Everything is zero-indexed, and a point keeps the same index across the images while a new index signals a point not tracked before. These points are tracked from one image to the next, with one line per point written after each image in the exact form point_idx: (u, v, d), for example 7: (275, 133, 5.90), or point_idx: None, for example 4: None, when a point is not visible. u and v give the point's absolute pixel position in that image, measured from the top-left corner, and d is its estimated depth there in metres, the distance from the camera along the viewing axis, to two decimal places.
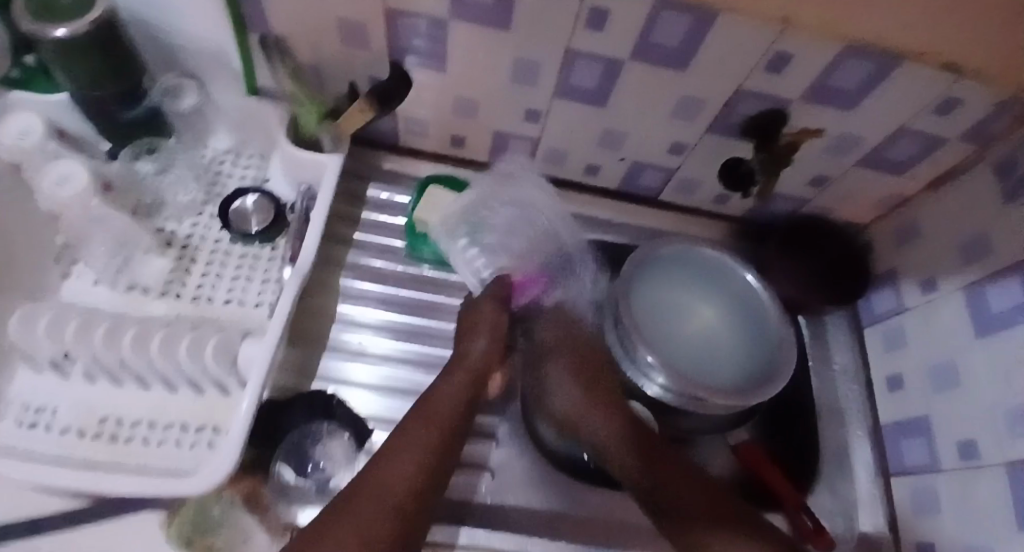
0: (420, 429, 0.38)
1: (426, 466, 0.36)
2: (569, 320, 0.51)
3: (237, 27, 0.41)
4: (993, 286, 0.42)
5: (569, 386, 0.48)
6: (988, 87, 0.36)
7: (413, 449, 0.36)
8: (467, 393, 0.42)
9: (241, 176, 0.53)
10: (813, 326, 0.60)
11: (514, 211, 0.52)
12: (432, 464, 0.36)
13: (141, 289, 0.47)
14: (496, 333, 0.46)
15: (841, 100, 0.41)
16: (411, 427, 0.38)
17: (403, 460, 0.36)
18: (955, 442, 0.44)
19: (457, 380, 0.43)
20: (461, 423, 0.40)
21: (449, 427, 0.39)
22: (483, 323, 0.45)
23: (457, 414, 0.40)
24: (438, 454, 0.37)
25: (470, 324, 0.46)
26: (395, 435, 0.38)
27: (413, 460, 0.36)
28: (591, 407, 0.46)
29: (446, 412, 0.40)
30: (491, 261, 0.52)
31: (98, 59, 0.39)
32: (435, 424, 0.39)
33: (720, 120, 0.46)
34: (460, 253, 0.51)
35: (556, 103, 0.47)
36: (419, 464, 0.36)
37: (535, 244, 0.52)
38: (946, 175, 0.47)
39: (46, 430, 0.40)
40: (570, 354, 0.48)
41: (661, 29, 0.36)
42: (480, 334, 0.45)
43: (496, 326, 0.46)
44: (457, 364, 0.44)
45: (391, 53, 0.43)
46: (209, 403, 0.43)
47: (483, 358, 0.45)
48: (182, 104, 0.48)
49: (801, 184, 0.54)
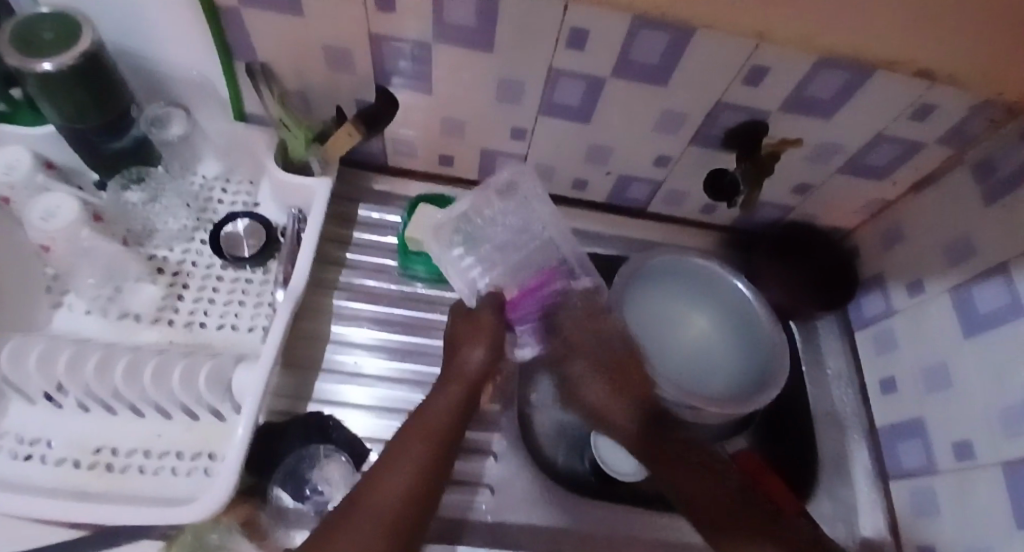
0: (412, 446, 0.37)
1: (418, 485, 0.36)
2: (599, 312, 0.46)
3: (223, 55, 0.42)
4: (980, 288, 0.42)
5: (599, 383, 0.45)
6: (960, 92, 0.37)
7: (405, 468, 0.36)
8: (463, 404, 0.42)
9: (232, 202, 0.53)
10: (805, 331, 0.60)
11: (509, 222, 0.47)
12: (424, 482, 0.36)
13: (133, 317, 0.47)
14: (496, 342, 0.44)
15: (819, 110, 0.42)
16: (403, 444, 0.38)
17: (394, 478, 0.35)
18: (950, 442, 0.44)
19: (453, 392, 0.42)
20: (455, 435, 0.40)
21: (443, 441, 0.39)
22: (482, 332, 0.44)
23: (451, 430, 0.40)
24: (430, 470, 0.37)
25: (469, 334, 0.44)
26: (387, 453, 0.37)
27: (404, 479, 0.35)
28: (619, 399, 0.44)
29: (441, 425, 0.39)
30: (487, 270, 0.48)
31: (84, 91, 0.39)
32: (428, 442, 0.38)
33: (702, 132, 0.47)
34: (455, 263, 0.48)
35: (541, 120, 0.47)
36: (410, 483, 0.35)
37: (533, 258, 0.47)
38: (927, 179, 0.48)
39: (40, 463, 0.40)
40: (591, 353, 0.45)
41: (640, 46, 0.37)
42: (480, 342, 0.44)
43: (495, 336, 0.44)
44: (454, 376, 0.43)
45: (378, 76, 0.44)
46: (203, 430, 0.43)
47: (482, 368, 0.43)
48: (170, 132, 0.48)
49: (785, 192, 0.55)
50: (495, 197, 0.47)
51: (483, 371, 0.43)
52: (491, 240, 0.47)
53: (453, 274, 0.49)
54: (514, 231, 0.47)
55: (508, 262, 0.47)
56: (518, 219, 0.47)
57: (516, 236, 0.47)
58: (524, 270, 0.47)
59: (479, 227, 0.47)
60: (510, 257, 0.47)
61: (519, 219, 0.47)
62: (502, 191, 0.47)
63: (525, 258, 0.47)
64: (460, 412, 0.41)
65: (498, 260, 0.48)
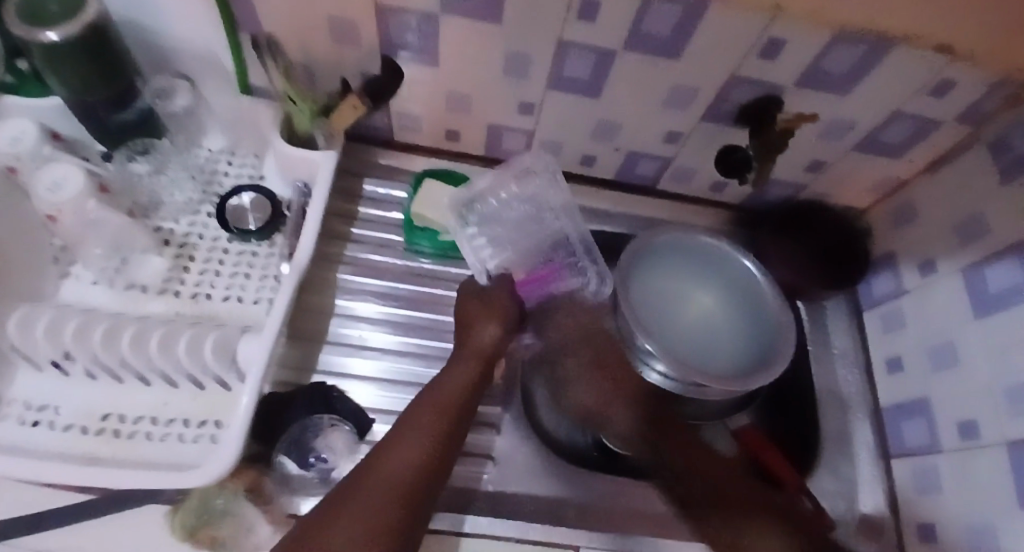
0: (427, 417, 0.38)
1: (433, 454, 0.36)
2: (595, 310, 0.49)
3: (228, 27, 0.41)
4: (991, 267, 0.41)
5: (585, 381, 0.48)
6: (981, 68, 0.36)
7: (419, 437, 0.36)
8: (476, 378, 0.42)
9: (237, 175, 0.53)
10: (812, 311, 0.60)
11: (523, 207, 0.52)
12: (438, 452, 0.36)
13: (140, 288, 0.47)
14: (508, 320, 0.45)
15: (834, 85, 0.41)
16: (417, 416, 0.38)
17: (410, 446, 0.36)
18: (956, 423, 0.43)
19: (468, 367, 0.43)
20: (468, 410, 0.40)
21: (457, 413, 0.39)
22: (496, 310, 0.45)
23: (464, 403, 0.40)
24: (443, 443, 0.37)
25: (482, 310, 0.45)
26: (400, 424, 0.38)
27: (420, 448, 0.36)
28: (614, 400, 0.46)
29: (455, 399, 0.40)
30: (498, 252, 0.51)
31: (89, 60, 0.39)
32: (441, 414, 0.38)
33: (714, 108, 0.46)
34: (467, 242, 0.51)
35: (549, 95, 0.47)
36: (425, 452, 0.36)
37: (541, 239, 0.51)
38: (943, 158, 0.47)
39: (49, 429, 0.40)
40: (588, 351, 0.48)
41: (652, 18, 0.36)
42: (493, 319, 0.45)
43: (506, 313, 0.45)
44: (467, 352, 0.43)
45: (384, 49, 0.43)
46: (209, 398, 0.43)
47: (494, 344, 0.44)
48: (174, 104, 0.48)
49: (797, 170, 0.54)
50: (515, 181, 0.52)
51: (495, 347, 0.44)
52: (505, 221, 0.51)
53: (465, 251, 0.51)
54: (527, 214, 0.51)
55: (521, 242, 0.51)
56: (530, 202, 0.52)
57: (529, 218, 0.51)
58: (534, 252, 0.51)
59: (496, 209, 0.51)
60: (523, 239, 0.51)
61: (533, 203, 0.52)
62: (519, 177, 0.52)
63: (537, 238, 0.51)
64: (473, 387, 0.41)
65: (509, 245, 0.51)
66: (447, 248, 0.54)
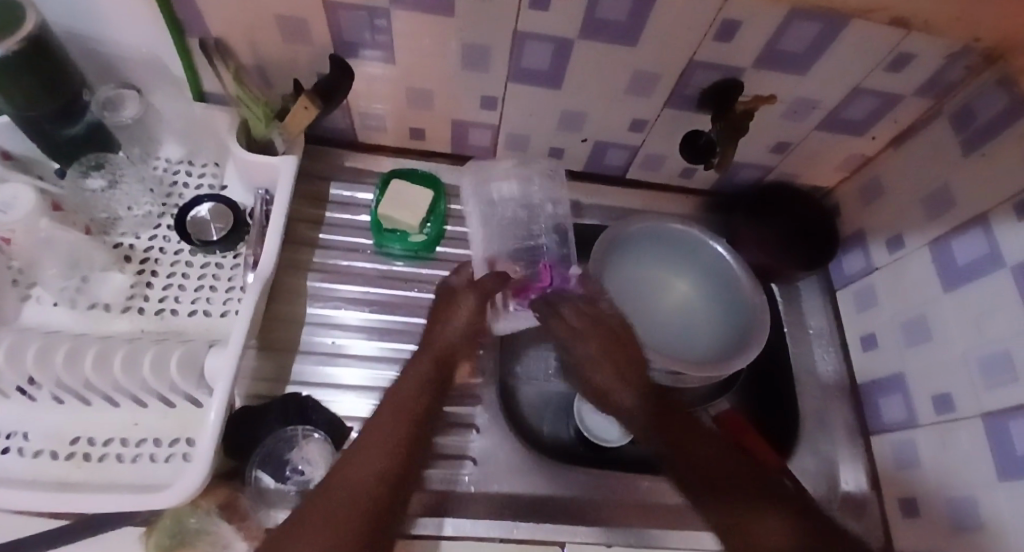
0: (385, 426, 0.37)
1: (398, 464, 0.35)
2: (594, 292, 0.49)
3: (174, 32, 0.40)
4: (958, 239, 0.42)
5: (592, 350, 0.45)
6: (937, 39, 0.36)
7: (381, 444, 0.36)
8: (438, 382, 0.42)
9: (198, 185, 0.52)
10: (787, 292, 0.60)
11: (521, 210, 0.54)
12: (403, 461, 0.36)
13: (102, 306, 0.46)
14: (474, 320, 0.45)
15: (794, 64, 0.41)
16: (375, 426, 0.37)
17: (370, 460, 0.34)
18: (931, 396, 0.44)
19: (425, 369, 0.42)
20: (431, 412, 0.40)
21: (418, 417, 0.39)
22: (459, 310, 0.45)
23: (426, 406, 0.40)
24: (409, 444, 0.37)
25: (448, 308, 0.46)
26: (361, 434, 0.37)
27: (385, 458, 0.35)
28: (624, 382, 0.43)
29: (418, 404, 0.39)
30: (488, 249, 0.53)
31: (33, 77, 0.38)
32: (403, 414, 0.38)
33: (676, 93, 0.45)
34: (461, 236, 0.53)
35: (511, 87, 0.46)
36: (388, 462, 0.35)
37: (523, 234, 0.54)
38: (907, 132, 0.47)
39: (18, 455, 0.39)
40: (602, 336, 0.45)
41: (607, 4, 0.35)
42: (456, 316, 0.45)
43: (471, 313, 0.45)
44: (424, 350, 0.43)
45: (339, 48, 0.42)
46: (179, 416, 0.42)
47: (457, 340, 0.44)
48: (123, 115, 0.46)
49: (764, 152, 0.53)
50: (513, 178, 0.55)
51: (455, 348, 0.44)
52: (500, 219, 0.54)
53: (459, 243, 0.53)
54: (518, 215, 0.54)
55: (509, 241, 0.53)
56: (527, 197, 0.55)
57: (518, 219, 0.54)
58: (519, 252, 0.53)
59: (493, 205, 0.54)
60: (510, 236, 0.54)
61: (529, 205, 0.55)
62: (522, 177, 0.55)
63: (520, 238, 0.53)
64: (437, 389, 0.41)
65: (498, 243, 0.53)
66: (419, 249, 0.54)
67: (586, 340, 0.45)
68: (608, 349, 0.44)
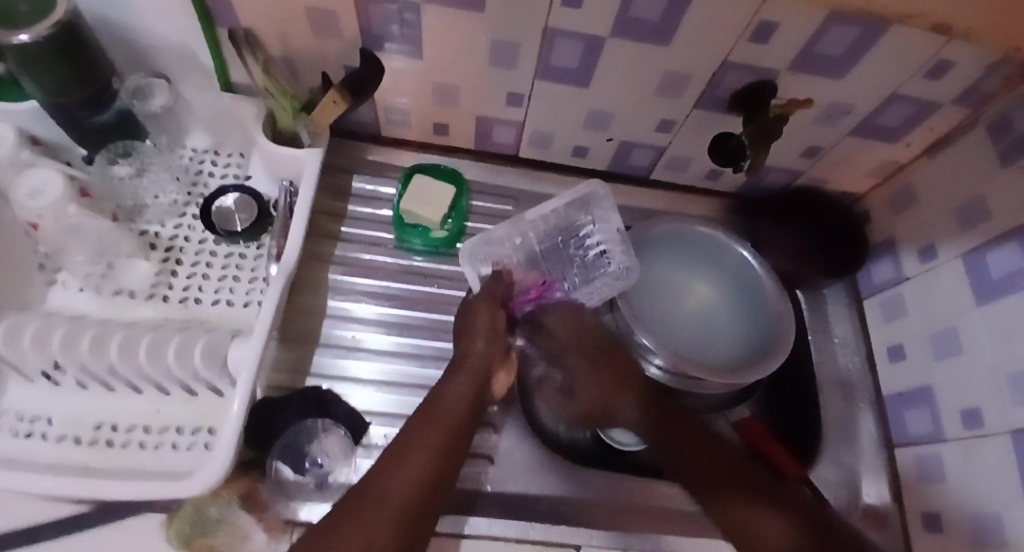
0: (424, 437, 0.37)
1: (433, 468, 0.36)
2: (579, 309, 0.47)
3: (204, 23, 0.40)
4: (993, 252, 0.41)
5: (588, 373, 0.46)
6: (982, 47, 0.35)
7: (419, 453, 0.36)
8: (473, 395, 0.42)
9: (223, 174, 0.52)
10: (811, 300, 0.59)
11: (580, 218, 0.51)
12: (436, 473, 0.36)
13: (127, 293, 0.46)
14: (495, 333, 0.44)
15: (830, 68, 0.40)
16: (412, 436, 0.37)
17: (406, 468, 0.35)
18: (959, 410, 0.43)
19: (460, 383, 0.42)
20: (466, 426, 0.40)
21: (454, 431, 0.39)
22: (478, 324, 0.44)
23: (462, 418, 0.40)
24: (444, 457, 0.37)
25: (467, 325, 0.45)
26: (394, 443, 0.37)
27: (418, 462, 0.36)
28: (619, 395, 0.45)
29: (451, 416, 0.40)
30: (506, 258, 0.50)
31: (66, 64, 0.38)
32: (439, 427, 0.38)
33: (707, 95, 0.45)
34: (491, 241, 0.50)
35: (538, 85, 0.45)
36: (421, 472, 0.35)
37: (566, 241, 0.51)
38: (944, 139, 0.46)
39: (42, 439, 0.40)
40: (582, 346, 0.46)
41: (641, 4, 0.35)
42: (478, 334, 0.44)
43: (494, 325, 0.44)
44: (458, 368, 0.43)
45: (367, 41, 0.42)
46: (201, 404, 0.43)
47: (483, 358, 0.44)
48: (152, 104, 0.46)
49: (793, 156, 0.52)
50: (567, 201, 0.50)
51: (484, 361, 0.43)
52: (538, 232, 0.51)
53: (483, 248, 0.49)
54: (574, 224, 0.51)
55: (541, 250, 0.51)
56: (577, 208, 0.51)
57: (569, 224, 0.51)
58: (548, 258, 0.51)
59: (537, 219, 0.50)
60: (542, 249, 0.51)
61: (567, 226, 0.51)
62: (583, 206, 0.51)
63: (553, 250, 0.51)
64: (472, 403, 0.41)
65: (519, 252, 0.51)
66: (440, 245, 0.54)
67: (584, 376, 0.46)
68: (596, 372, 0.45)
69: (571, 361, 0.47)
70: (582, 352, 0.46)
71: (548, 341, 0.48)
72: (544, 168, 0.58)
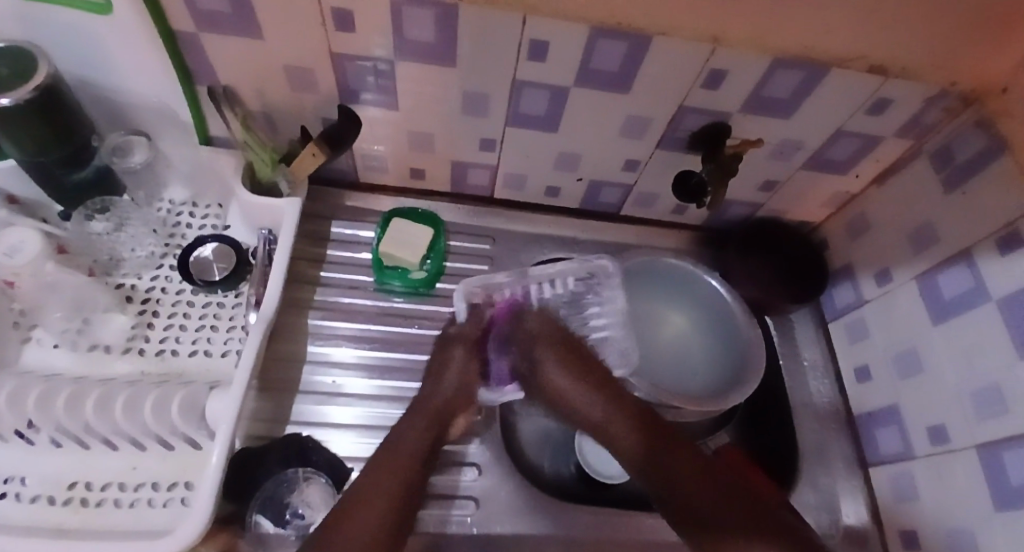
0: (383, 476, 0.39)
1: (396, 509, 0.37)
2: (558, 328, 0.49)
3: (183, 81, 0.42)
4: (945, 273, 0.43)
5: (569, 380, 0.46)
6: (914, 85, 0.38)
7: (378, 496, 0.37)
8: (430, 437, 0.43)
9: (201, 225, 0.53)
10: (781, 325, 0.61)
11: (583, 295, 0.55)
12: (396, 512, 0.37)
13: (103, 348, 0.46)
14: (466, 377, 0.47)
15: (778, 109, 0.43)
16: (370, 478, 0.38)
17: (366, 509, 0.36)
18: (925, 427, 0.45)
19: (417, 421, 0.43)
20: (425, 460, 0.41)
21: (411, 468, 0.40)
22: (449, 369, 0.46)
23: (421, 454, 0.41)
24: (401, 496, 0.38)
25: (437, 367, 0.47)
26: (359, 481, 0.38)
27: (380, 505, 0.37)
28: (597, 399, 0.44)
29: (408, 454, 0.41)
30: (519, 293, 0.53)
31: (45, 125, 0.39)
32: (397, 465, 0.40)
33: (668, 136, 0.47)
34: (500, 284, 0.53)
35: (509, 130, 0.47)
36: (383, 512, 0.37)
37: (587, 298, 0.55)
38: (888, 170, 0.49)
39: (14, 501, 0.38)
40: (574, 362, 0.47)
41: (601, 55, 0.37)
42: (446, 375, 0.46)
43: (463, 373, 0.47)
44: (416, 408, 0.44)
45: (343, 94, 0.44)
46: (179, 460, 0.42)
47: (448, 398, 0.45)
48: (132, 161, 0.47)
49: (751, 189, 0.55)
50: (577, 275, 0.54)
51: (448, 403, 0.45)
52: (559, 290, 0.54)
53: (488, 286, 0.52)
54: (576, 297, 0.55)
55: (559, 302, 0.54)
56: (582, 280, 0.55)
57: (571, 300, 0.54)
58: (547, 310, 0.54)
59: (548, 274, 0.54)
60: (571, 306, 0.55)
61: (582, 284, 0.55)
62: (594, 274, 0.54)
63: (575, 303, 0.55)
64: (431, 442, 0.43)
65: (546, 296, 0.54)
66: (419, 285, 0.55)
67: (556, 366, 0.46)
68: (568, 362, 0.46)
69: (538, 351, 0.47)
70: (552, 344, 0.48)
71: (520, 335, 0.49)
72: (518, 208, 0.60)
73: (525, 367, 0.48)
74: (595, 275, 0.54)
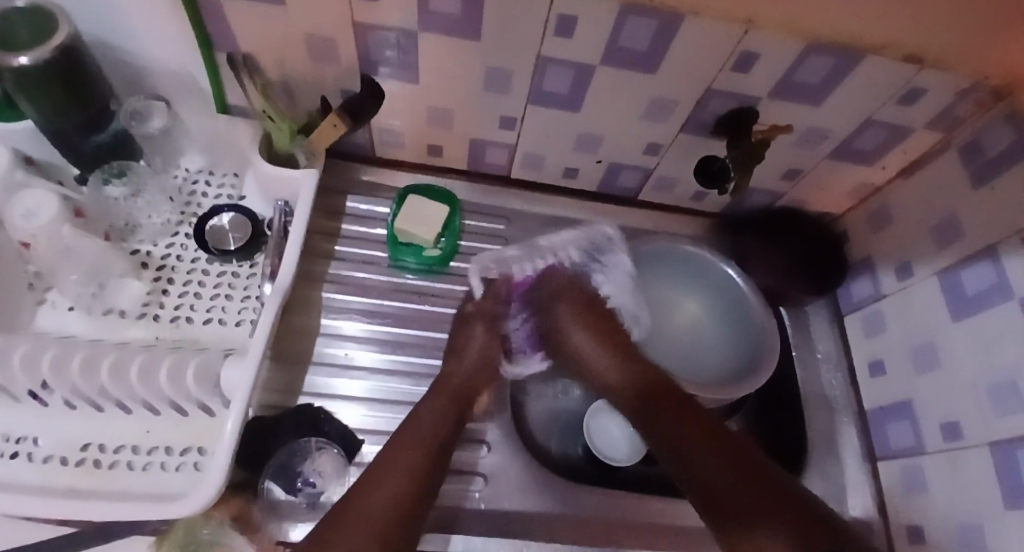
0: (399, 457, 0.39)
1: (410, 490, 0.37)
2: (578, 286, 0.51)
3: (204, 49, 0.41)
4: (968, 270, 0.43)
5: (583, 333, 0.48)
6: (949, 75, 0.37)
7: (393, 477, 0.37)
8: (451, 416, 0.43)
9: (217, 195, 0.53)
10: (794, 316, 0.61)
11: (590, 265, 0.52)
12: (412, 492, 0.37)
13: (118, 313, 0.46)
14: (486, 353, 0.48)
15: (808, 96, 0.42)
16: (387, 459, 0.39)
17: (384, 489, 0.37)
18: (938, 424, 0.45)
19: (439, 401, 0.44)
20: (447, 441, 0.42)
21: (429, 449, 0.40)
22: (467, 348, 0.47)
23: (441, 434, 0.42)
24: (418, 477, 0.38)
25: (458, 346, 0.48)
26: (378, 460, 0.39)
27: (394, 485, 0.37)
28: (610, 358, 0.46)
29: (426, 436, 0.41)
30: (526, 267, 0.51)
31: (63, 87, 0.38)
32: (414, 446, 0.40)
33: (692, 120, 0.46)
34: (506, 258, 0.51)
35: (530, 109, 0.47)
36: (398, 492, 0.37)
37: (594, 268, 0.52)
38: (915, 162, 0.48)
39: (27, 461, 0.39)
40: (593, 319, 0.49)
41: (629, 33, 0.36)
42: (466, 354, 0.47)
43: (484, 349, 0.48)
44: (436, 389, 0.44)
45: (363, 66, 0.43)
46: (192, 426, 0.42)
47: (468, 377, 0.46)
48: (150, 127, 0.47)
49: (774, 178, 0.54)
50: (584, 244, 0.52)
51: (468, 382, 0.46)
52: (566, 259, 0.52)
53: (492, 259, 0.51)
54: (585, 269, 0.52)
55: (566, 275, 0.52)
56: (586, 250, 0.52)
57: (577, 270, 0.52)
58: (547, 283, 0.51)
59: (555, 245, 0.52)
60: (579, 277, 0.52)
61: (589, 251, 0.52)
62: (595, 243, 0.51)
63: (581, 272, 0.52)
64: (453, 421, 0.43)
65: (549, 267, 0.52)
66: (433, 263, 0.54)
67: (573, 321, 0.49)
68: (583, 318, 0.49)
69: (557, 310, 0.50)
70: (572, 300, 0.50)
71: (540, 292, 0.51)
72: (535, 188, 0.59)
73: (545, 323, 0.51)
74: (599, 245, 0.52)
